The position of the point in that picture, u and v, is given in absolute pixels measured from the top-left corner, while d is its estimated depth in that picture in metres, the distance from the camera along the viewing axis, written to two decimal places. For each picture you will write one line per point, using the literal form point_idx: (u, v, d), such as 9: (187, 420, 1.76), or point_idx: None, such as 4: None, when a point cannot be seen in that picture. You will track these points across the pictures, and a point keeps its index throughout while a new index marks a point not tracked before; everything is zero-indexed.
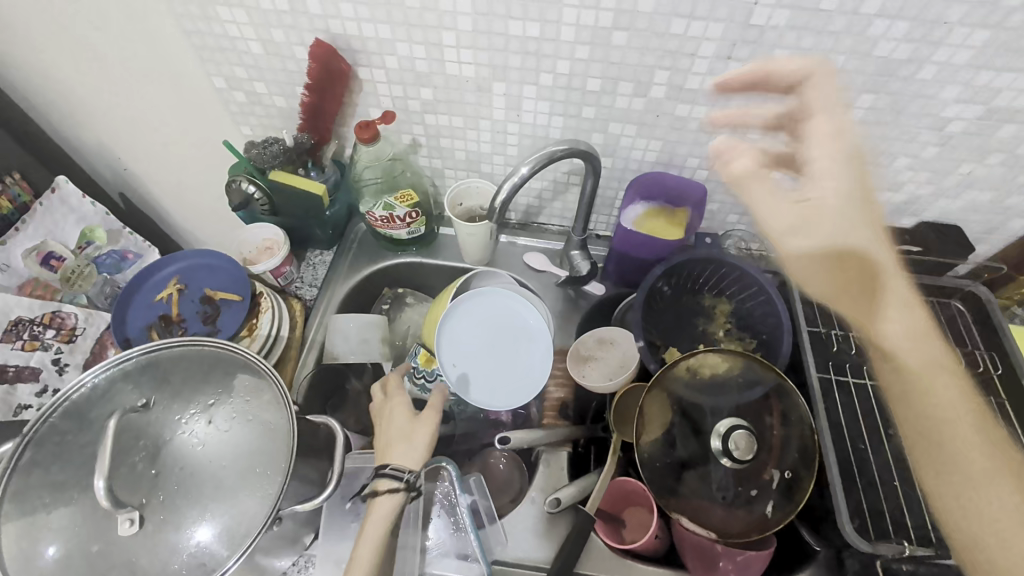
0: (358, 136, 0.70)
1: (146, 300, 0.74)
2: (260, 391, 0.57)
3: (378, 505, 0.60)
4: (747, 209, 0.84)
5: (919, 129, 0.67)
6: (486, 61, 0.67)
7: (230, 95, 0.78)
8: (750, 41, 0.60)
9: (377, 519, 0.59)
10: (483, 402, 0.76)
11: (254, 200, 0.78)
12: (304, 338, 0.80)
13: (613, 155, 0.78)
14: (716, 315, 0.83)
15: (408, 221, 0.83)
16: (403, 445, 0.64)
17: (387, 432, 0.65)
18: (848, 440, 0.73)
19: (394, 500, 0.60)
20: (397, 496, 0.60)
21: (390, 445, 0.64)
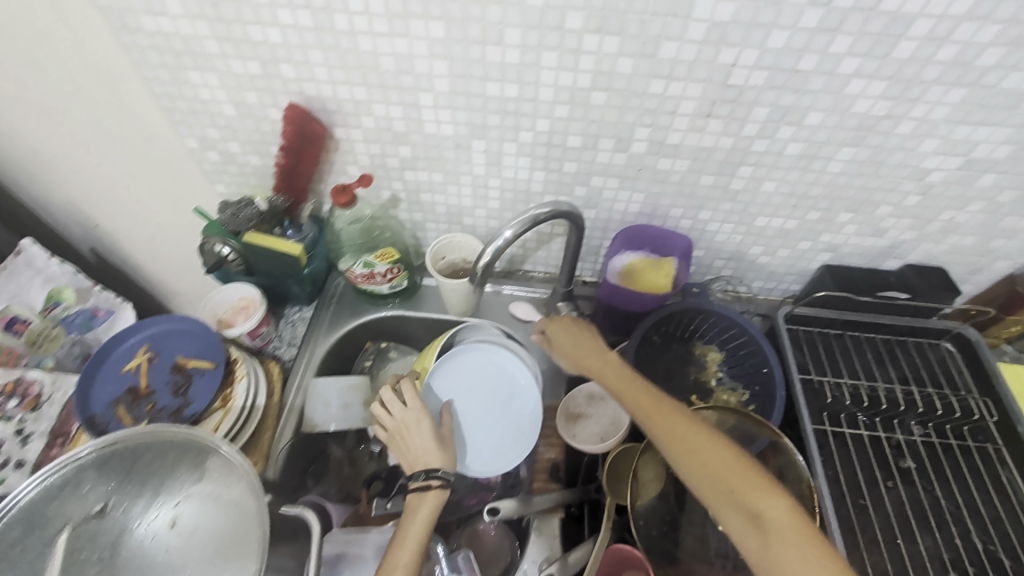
0: (334, 200, 0.68)
1: (113, 372, 0.69)
2: (229, 481, 0.53)
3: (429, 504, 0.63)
4: (732, 255, 0.83)
5: (900, 179, 0.67)
6: (464, 120, 0.66)
7: (202, 154, 0.77)
8: (728, 100, 0.60)
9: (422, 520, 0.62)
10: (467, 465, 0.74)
11: (228, 261, 0.76)
12: (282, 403, 0.77)
13: (596, 207, 0.77)
14: (706, 363, 0.82)
15: (389, 277, 0.81)
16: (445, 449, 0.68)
17: (418, 441, 0.67)
18: (848, 496, 0.71)
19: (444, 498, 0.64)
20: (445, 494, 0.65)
21: (431, 450, 0.67)
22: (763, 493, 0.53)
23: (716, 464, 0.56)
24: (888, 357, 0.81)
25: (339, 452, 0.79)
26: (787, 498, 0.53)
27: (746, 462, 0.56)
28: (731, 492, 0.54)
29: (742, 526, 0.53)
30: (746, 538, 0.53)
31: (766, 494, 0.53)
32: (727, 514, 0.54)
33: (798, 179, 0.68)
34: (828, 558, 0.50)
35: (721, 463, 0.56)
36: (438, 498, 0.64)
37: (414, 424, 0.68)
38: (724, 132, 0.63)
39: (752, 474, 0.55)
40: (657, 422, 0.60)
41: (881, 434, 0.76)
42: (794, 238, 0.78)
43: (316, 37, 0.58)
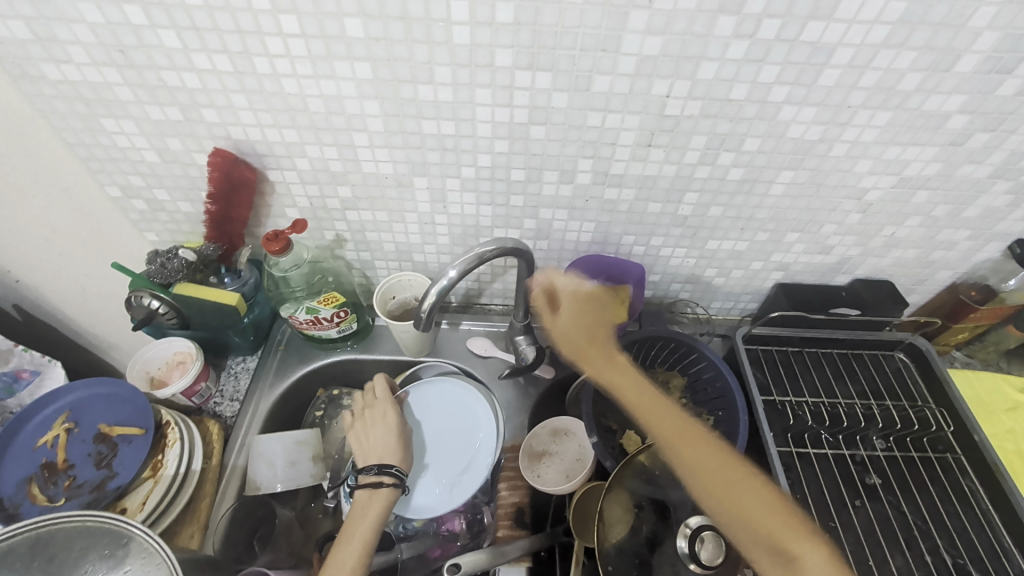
0: (267, 248, 0.65)
1: (26, 445, 0.64)
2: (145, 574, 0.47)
3: (380, 499, 0.64)
4: (688, 278, 0.83)
5: (840, 199, 0.68)
6: (403, 158, 0.64)
7: (128, 203, 0.72)
8: (666, 130, 0.59)
9: (369, 517, 0.63)
10: (425, 507, 0.70)
11: (159, 314, 0.69)
12: (224, 465, 0.71)
13: (547, 238, 0.75)
14: (669, 390, 0.81)
15: (336, 321, 0.77)
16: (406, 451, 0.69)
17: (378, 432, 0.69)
18: (817, 518, 0.69)
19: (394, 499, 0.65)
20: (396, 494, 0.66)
21: (391, 445, 0.69)
22: (797, 534, 0.55)
23: (750, 503, 0.56)
24: (846, 372, 0.82)
25: (288, 513, 0.74)
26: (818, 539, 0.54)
27: (781, 503, 0.57)
28: (764, 533, 0.55)
29: (773, 564, 0.54)
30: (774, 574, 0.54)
31: (797, 533, 0.55)
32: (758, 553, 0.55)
33: (743, 204, 0.69)
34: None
35: (757, 503, 0.56)
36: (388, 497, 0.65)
37: (383, 417, 0.71)
38: (666, 160, 0.63)
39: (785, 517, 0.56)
40: (693, 458, 0.59)
41: (845, 451, 0.75)
42: (745, 259, 0.78)
43: (237, 80, 0.55)
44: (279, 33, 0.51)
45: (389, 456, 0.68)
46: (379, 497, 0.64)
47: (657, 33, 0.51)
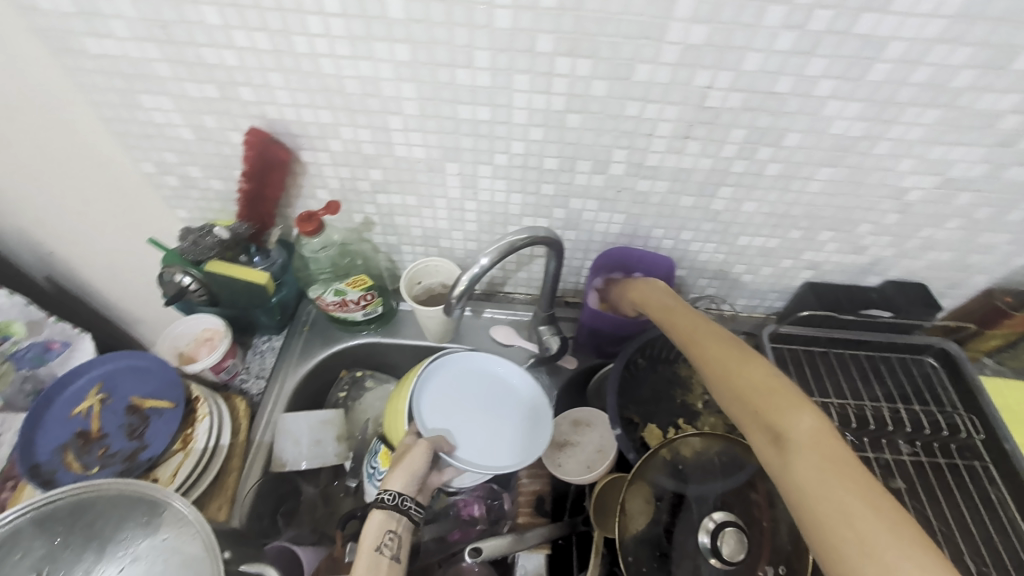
0: (300, 229, 0.65)
1: (61, 414, 0.65)
2: (184, 543, 0.48)
3: (370, 527, 0.59)
4: (715, 273, 0.82)
5: (878, 198, 0.66)
6: (437, 143, 0.63)
7: (161, 179, 0.72)
8: (705, 122, 0.58)
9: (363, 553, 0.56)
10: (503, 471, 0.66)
11: (190, 291, 0.71)
12: (250, 441, 0.72)
13: (576, 228, 0.75)
14: (692, 386, 0.80)
15: (363, 304, 0.77)
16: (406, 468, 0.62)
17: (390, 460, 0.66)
18: None
19: (388, 525, 0.59)
20: (389, 517, 0.60)
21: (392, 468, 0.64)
22: (790, 409, 0.52)
23: (745, 385, 0.55)
24: (873, 374, 0.81)
25: (312, 491, 0.76)
26: (817, 417, 0.51)
27: (786, 389, 0.54)
28: (757, 412, 0.53)
29: (763, 442, 0.52)
30: (767, 454, 0.52)
31: (793, 411, 0.52)
32: (753, 437, 0.54)
33: (777, 200, 0.68)
34: (847, 474, 0.47)
35: (754, 387, 0.55)
36: (382, 524, 0.59)
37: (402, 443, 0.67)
38: (702, 153, 0.62)
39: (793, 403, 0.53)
40: (701, 351, 0.61)
41: (870, 454, 0.74)
42: (775, 256, 0.77)
43: (275, 60, 0.55)
44: (319, 13, 0.51)
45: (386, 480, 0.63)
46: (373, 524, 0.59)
47: (702, 22, 0.49)
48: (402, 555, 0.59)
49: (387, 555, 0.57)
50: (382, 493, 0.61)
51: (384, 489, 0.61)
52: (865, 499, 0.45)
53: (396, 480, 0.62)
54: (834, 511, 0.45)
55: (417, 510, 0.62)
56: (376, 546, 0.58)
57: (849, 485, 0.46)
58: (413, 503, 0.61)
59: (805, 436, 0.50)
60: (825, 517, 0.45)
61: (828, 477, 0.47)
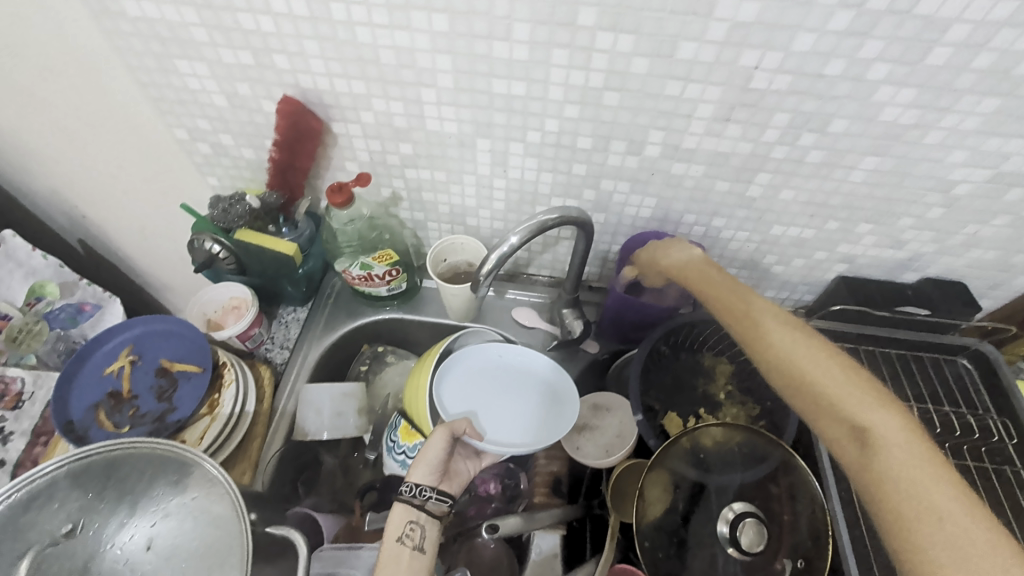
0: (330, 200, 0.65)
1: (93, 373, 0.67)
2: (213, 504, 0.49)
3: (391, 518, 0.59)
4: (745, 263, 0.80)
5: (923, 191, 0.64)
6: (469, 118, 0.62)
7: (193, 145, 0.73)
8: (748, 104, 0.56)
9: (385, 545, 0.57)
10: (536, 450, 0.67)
11: (218, 258, 0.72)
12: (274, 409, 0.73)
13: (606, 210, 0.73)
14: (715, 376, 0.79)
15: (388, 279, 0.77)
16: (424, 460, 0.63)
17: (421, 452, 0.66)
18: (862, 517, 0.67)
19: (409, 516, 0.59)
20: (410, 508, 0.60)
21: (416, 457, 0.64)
22: (867, 399, 0.48)
23: (814, 374, 0.51)
24: (905, 373, 0.79)
25: (332, 461, 0.77)
26: (897, 410, 0.47)
27: (856, 376, 0.50)
28: (828, 403, 0.49)
29: (839, 437, 0.48)
30: (843, 449, 0.48)
31: (870, 404, 0.47)
32: (830, 433, 0.49)
33: (817, 188, 0.65)
34: (938, 471, 0.43)
35: (826, 375, 0.50)
36: (403, 516, 0.60)
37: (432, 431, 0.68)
38: (742, 137, 0.60)
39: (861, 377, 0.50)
40: (755, 332, 0.55)
41: None
42: (809, 248, 0.75)
43: (311, 27, 0.54)
44: None
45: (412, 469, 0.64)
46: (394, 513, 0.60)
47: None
48: (425, 545, 0.59)
49: (409, 546, 0.58)
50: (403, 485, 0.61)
51: (405, 481, 0.62)
52: (955, 497, 0.42)
53: (416, 471, 0.62)
54: (933, 519, 0.41)
55: (439, 501, 0.61)
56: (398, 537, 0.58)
57: (945, 481, 0.43)
58: (434, 494, 0.61)
59: (889, 429, 0.46)
60: (916, 523, 0.42)
61: (925, 475, 0.43)
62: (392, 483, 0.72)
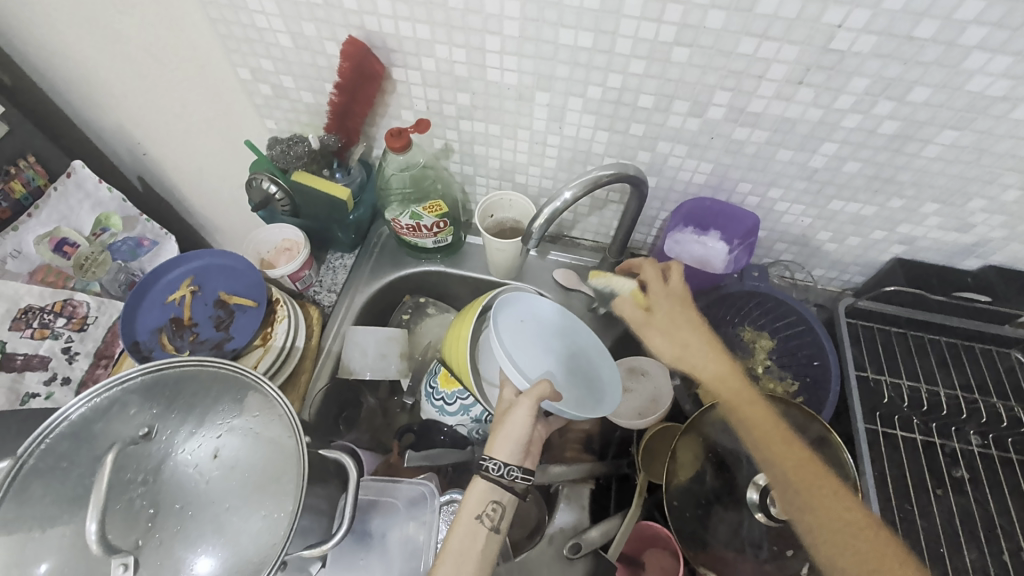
0: (389, 144, 0.66)
1: (158, 299, 0.70)
2: (269, 421, 0.52)
3: (471, 495, 0.56)
4: (797, 239, 0.78)
5: (1002, 170, 0.60)
6: (531, 69, 0.62)
7: (254, 86, 0.73)
8: (825, 67, 0.54)
9: (463, 521, 0.56)
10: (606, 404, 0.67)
11: (275, 199, 0.73)
12: (321, 347, 0.77)
13: (659, 174, 0.72)
14: (754, 351, 0.77)
15: (435, 230, 0.78)
16: (509, 433, 0.58)
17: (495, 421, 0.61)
18: (893, 499, 0.67)
19: (490, 496, 0.57)
20: (492, 487, 0.57)
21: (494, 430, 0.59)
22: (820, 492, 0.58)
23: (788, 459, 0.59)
24: (952, 362, 0.75)
25: (372, 402, 0.79)
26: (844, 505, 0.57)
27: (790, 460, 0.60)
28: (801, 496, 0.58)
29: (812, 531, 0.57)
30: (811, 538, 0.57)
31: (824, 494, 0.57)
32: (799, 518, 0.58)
33: (886, 162, 0.63)
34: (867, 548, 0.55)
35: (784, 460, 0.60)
36: (485, 494, 0.57)
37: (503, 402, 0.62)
38: (813, 103, 0.58)
39: (798, 468, 0.59)
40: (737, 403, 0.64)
41: (936, 441, 0.70)
42: (868, 226, 0.73)
43: None
44: None
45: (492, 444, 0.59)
46: (474, 489, 0.57)
47: None
48: (502, 526, 0.57)
49: (485, 526, 0.56)
50: (488, 461, 0.57)
51: (488, 455, 0.58)
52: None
53: (500, 446, 0.58)
54: None
55: (523, 481, 0.58)
56: (477, 516, 0.56)
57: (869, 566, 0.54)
58: (520, 473, 0.58)
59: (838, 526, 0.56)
60: None
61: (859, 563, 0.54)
62: (430, 425, 0.75)
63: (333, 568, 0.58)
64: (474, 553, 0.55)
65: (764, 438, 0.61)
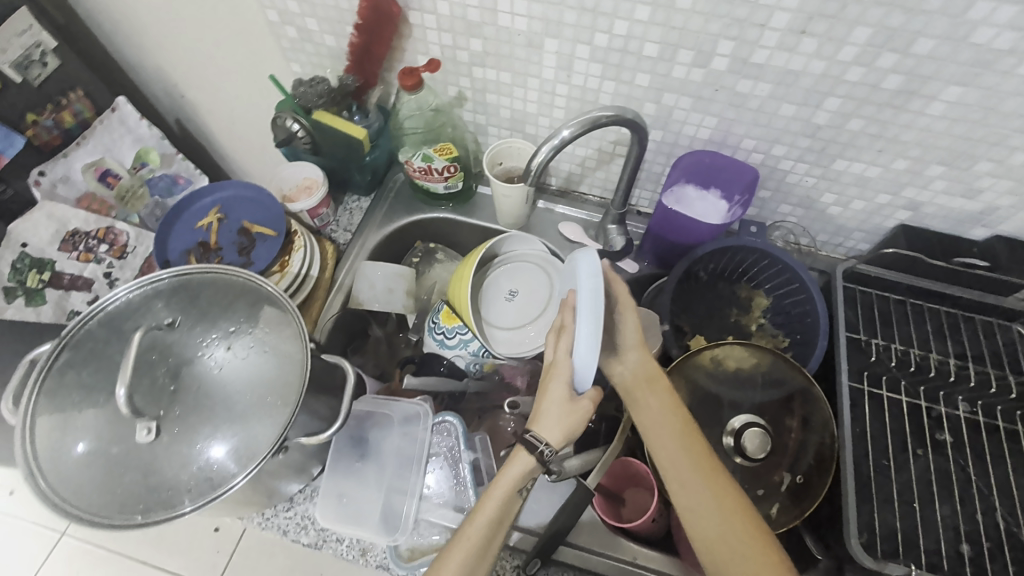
0: (402, 83, 0.69)
1: (188, 225, 0.76)
2: (281, 325, 0.56)
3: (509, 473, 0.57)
4: (800, 201, 0.79)
5: (1011, 132, 0.60)
6: (540, 15, 0.64)
7: (282, 28, 0.77)
8: (828, 15, 0.55)
9: (504, 486, 0.57)
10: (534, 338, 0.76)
11: (298, 138, 0.78)
12: (334, 280, 0.83)
13: (664, 128, 0.74)
14: (751, 308, 0.81)
15: (446, 175, 0.82)
16: (566, 425, 0.57)
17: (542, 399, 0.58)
18: (870, 454, 0.68)
19: (533, 473, 0.58)
20: (534, 465, 0.57)
21: (548, 412, 0.57)
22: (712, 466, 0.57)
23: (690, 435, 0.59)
24: (949, 330, 0.75)
25: (379, 333, 0.86)
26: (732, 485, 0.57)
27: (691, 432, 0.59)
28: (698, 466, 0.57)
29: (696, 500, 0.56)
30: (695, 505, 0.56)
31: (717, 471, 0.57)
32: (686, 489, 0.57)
33: (890, 119, 0.63)
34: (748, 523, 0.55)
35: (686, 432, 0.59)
36: (525, 468, 0.57)
37: (555, 377, 0.57)
38: (816, 54, 0.58)
39: (724, 490, 0.56)
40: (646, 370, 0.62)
41: (922, 404, 0.71)
42: (873, 189, 0.73)
43: None
44: None
45: (539, 425, 0.57)
46: (514, 466, 0.57)
47: None
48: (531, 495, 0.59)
49: (521, 496, 0.58)
50: (542, 447, 0.57)
51: (531, 433, 0.57)
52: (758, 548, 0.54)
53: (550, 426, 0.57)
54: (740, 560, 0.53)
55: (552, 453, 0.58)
56: (516, 487, 0.57)
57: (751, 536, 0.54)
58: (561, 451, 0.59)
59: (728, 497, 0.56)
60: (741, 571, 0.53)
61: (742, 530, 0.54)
62: (428, 359, 0.78)
63: (333, 471, 0.64)
64: (508, 519, 0.57)
65: (690, 448, 0.58)
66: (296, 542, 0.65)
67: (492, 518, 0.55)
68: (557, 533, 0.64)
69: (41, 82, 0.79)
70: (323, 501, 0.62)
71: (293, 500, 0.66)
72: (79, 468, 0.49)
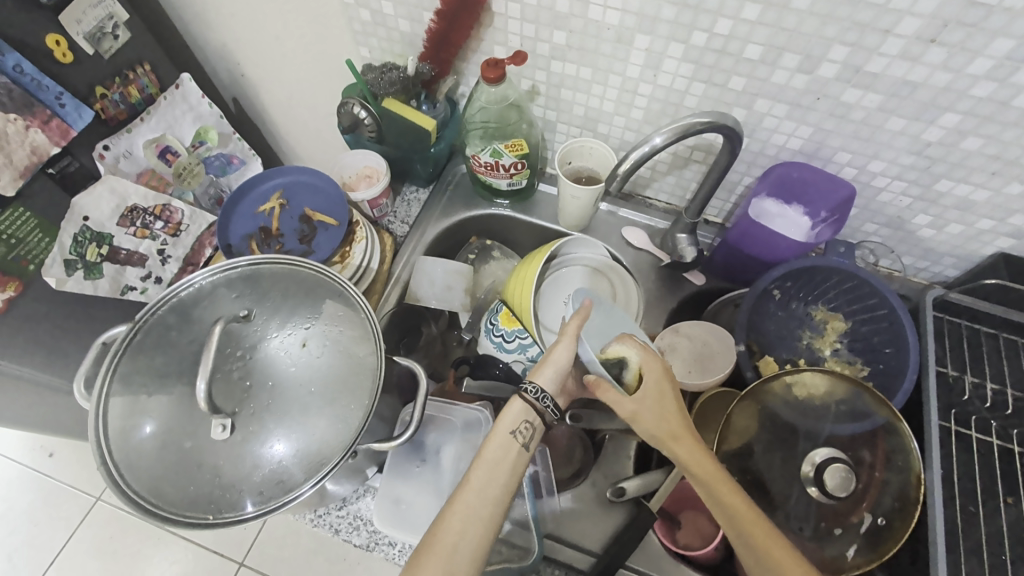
0: (483, 74, 0.66)
1: (249, 209, 0.75)
2: (354, 325, 0.54)
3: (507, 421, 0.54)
4: (889, 221, 0.73)
5: None
6: (635, 8, 0.60)
7: (355, 11, 0.74)
8: (966, 24, 0.50)
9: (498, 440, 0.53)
10: None
11: (363, 124, 0.77)
12: (390, 274, 0.81)
13: (751, 136, 0.69)
14: (825, 331, 0.75)
15: (511, 171, 0.79)
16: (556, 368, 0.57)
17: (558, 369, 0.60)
18: (956, 499, 0.63)
19: (525, 416, 0.55)
20: (524, 410, 0.55)
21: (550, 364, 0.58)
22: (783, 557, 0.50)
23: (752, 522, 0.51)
24: None
25: (434, 330, 0.84)
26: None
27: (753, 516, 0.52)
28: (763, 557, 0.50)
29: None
30: None
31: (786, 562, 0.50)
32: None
33: (1014, 140, 0.57)
34: None
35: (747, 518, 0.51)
36: (519, 413, 0.55)
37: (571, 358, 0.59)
38: (942, 66, 0.53)
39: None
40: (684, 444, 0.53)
41: (1015, 448, 0.66)
42: (976, 214, 0.67)
43: None
44: None
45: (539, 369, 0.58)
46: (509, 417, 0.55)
47: None
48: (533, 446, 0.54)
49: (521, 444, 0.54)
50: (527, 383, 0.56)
51: (531, 381, 0.56)
52: None
53: (550, 381, 0.57)
54: None
55: (555, 411, 0.57)
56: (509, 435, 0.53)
57: None
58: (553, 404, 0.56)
59: None
60: None
61: None
62: (484, 358, 0.76)
63: (391, 471, 0.63)
64: (508, 464, 0.52)
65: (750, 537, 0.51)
66: (348, 541, 0.64)
67: (490, 467, 0.52)
68: (618, 554, 0.62)
69: (111, 54, 0.78)
70: (380, 503, 0.61)
71: (346, 499, 0.65)
72: (150, 459, 0.48)
